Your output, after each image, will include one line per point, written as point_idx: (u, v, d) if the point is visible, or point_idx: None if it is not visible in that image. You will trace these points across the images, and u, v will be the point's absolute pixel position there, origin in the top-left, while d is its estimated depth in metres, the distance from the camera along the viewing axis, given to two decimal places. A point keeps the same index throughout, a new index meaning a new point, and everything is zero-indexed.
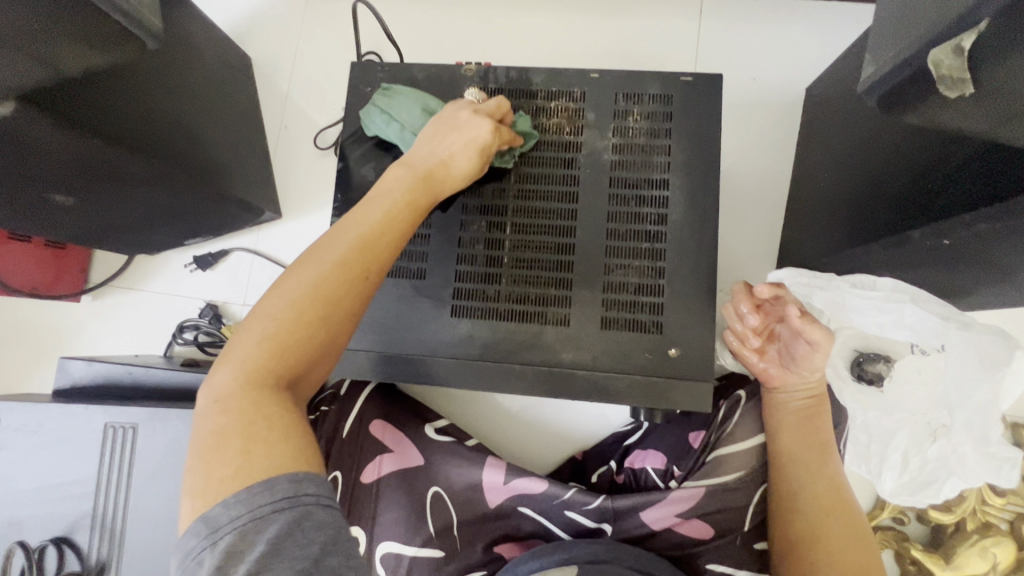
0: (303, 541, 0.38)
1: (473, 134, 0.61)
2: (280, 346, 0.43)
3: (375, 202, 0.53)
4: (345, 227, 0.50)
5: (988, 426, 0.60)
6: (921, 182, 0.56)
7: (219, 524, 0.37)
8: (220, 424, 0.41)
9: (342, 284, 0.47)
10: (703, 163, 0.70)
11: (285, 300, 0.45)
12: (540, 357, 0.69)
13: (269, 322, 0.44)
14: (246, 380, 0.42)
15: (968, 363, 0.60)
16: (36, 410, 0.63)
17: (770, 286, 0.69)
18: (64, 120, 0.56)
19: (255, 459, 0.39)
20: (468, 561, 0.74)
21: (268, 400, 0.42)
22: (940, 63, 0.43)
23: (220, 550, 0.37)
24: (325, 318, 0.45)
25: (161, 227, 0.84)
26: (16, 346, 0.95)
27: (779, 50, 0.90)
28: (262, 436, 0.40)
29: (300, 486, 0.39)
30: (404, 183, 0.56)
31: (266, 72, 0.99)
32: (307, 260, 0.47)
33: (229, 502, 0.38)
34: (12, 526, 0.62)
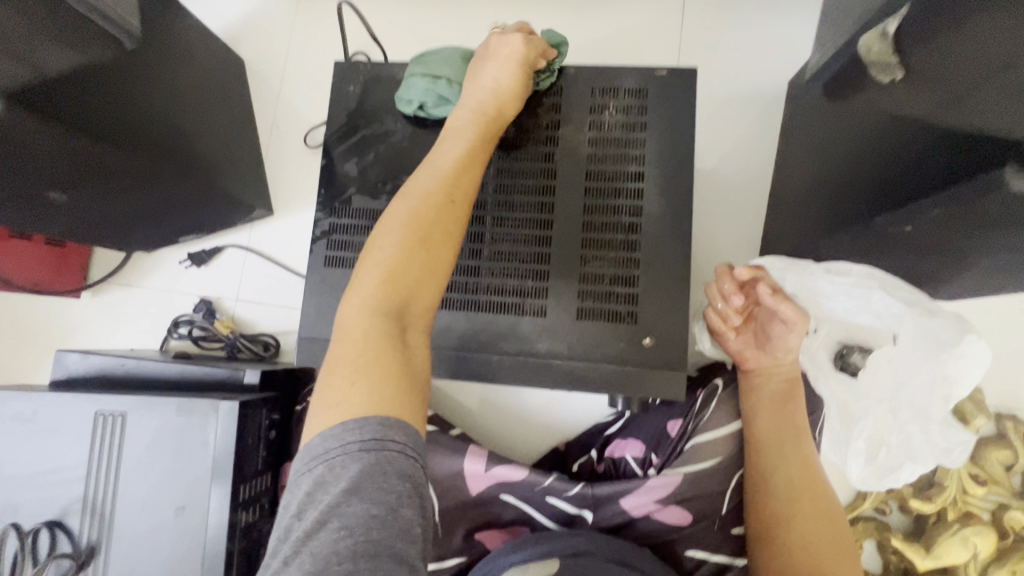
0: (383, 485, 0.40)
1: (508, 50, 0.62)
2: (387, 281, 0.48)
3: (446, 142, 0.57)
4: (422, 175, 0.55)
5: (931, 406, 0.65)
6: (886, 170, 0.56)
7: (317, 452, 0.42)
8: (340, 351, 0.46)
9: (427, 224, 0.51)
10: (678, 154, 0.71)
11: (393, 237, 0.50)
12: (517, 348, 0.70)
13: (377, 265, 0.49)
14: (367, 314, 0.47)
15: (917, 345, 0.64)
16: (31, 398, 0.66)
17: (750, 268, 0.68)
18: (53, 117, 0.59)
19: (357, 388, 0.43)
20: (449, 547, 0.76)
21: (383, 331, 0.46)
22: (872, 47, 0.55)
23: (313, 478, 0.41)
24: (416, 255, 0.50)
25: (153, 224, 0.87)
26: (18, 342, 0.98)
27: (759, 43, 0.91)
28: (371, 365, 0.45)
29: (387, 432, 0.41)
30: (466, 124, 0.59)
31: (257, 73, 1.02)
32: (402, 203, 0.53)
33: (325, 434, 0.42)
34: (8, 509, 0.65)
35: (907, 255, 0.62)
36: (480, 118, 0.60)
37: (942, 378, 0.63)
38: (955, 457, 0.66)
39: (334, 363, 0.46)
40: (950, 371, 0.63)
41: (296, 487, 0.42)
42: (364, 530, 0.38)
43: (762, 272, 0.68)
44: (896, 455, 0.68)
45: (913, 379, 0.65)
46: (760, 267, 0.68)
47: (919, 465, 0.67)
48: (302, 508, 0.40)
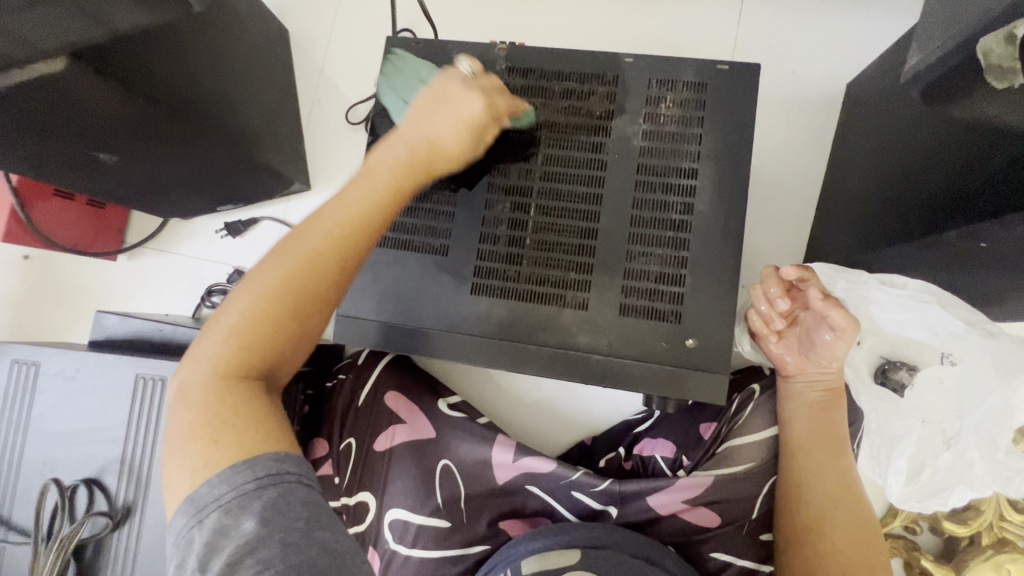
0: (289, 514, 0.41)
1: (461, 108, 0.54)
2: (243, 338, 0.45)
3: (355, 187, 0.50)
4: (322, 215, 0.49)
5: (998, 433, 0.66)
6: (960, 180, 0.54)
7: (203, 504, 0.41)
8: (188, 418, 0.44)
9: (311, 275, 0.47)
10: (734, 153, 0.69)
11: (252, 294, 0.46)
12: (556, 339, 0.70)
13: (234, 318, 0.46)
14: (214, 374, 0.44)
15: (983, 370, 0.66)
16: (73, 357, 0.67)
17: (797, 268, 0.67)
18: (112, 78, 0.59)
19: (220, 449, 0.42)
20: (471, 535, 0.75)
21: (239, 390, 0.44)
22: (992, 51, 0.45)
23: (209, 526, 0.41)
24: (295, 309, 0.46)
25: (195, 190, 0.87)
26: (53, 300, 1.00)
27: (822, 42, 0.87)
28: (231, 426, 0.43)
29: (282, 465, 0.43)
30: (392, 166, 0.51)
31: (302, 45, 1.01)
32: (278, 252, 0.47)
33: (211, 483, 0.41)
34: (47, 465, 0.66)
35: (970, 271, 0.60)
36: (469, 120, 0.54)
37: (1009, 406, 0.66)
38: (1014, 487, 0.68)
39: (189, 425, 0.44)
40: (1017, 400, 0.65)
41: (189, 542, 0.41)
42: (282, 561, 0.39)
43: (809, 273, 0.67)
44: (950, 479, 0.69)
45: (979, 407, 0.67)
46: (808, 269, 0.67)
47: (969, 489, 0.69)
48: (204, 560, 0.40)
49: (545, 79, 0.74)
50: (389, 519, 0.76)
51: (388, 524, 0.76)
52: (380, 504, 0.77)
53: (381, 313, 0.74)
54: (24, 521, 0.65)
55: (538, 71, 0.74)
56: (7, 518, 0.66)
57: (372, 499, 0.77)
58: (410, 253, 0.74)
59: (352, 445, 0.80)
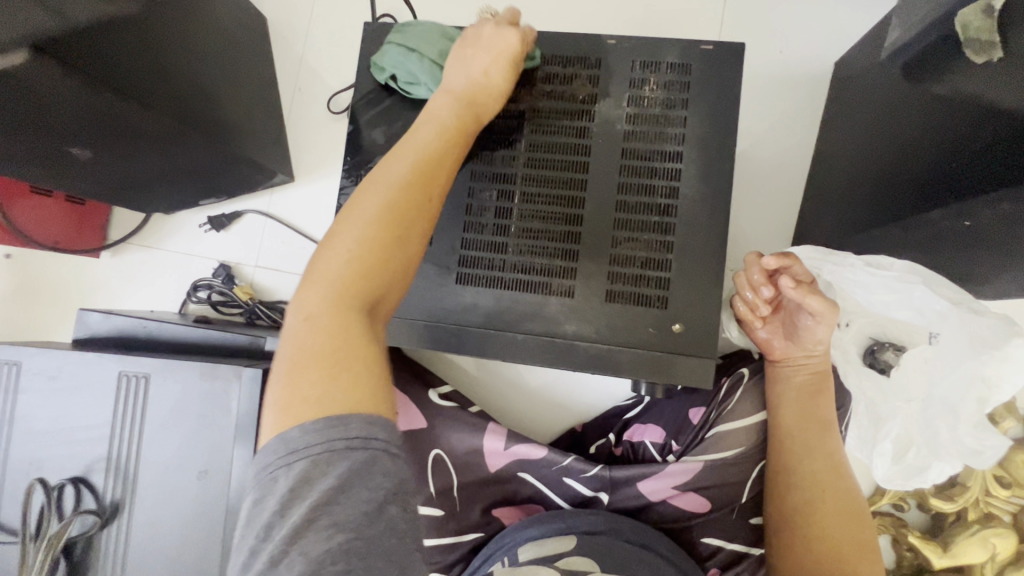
0: (370, 485, 0.38)
1: (500, 44, 0.61)
2: (361, 264, 0.45)
3: (425, 126, 0.55)
4: (404, 150, 0.52)
5: (961, 404, 0.66)
6: (946, 161, 0.54)
7: (293, 446, 0.39)
8: (309, 343, 0.42)
9: (412, 208, 0.48)
10: (719, 135, 0.68)
11: (360, 225, 0.46)
12: (543, 328, 0.69)
13: (347, 245, 0.46)
14: (335, 302, 0.43)
15: (958, 345, 0.64)
16: (55, 356, 0.66)
17: (777, 257, 0.63)
18: (81, 72, 0.57)
19: (338, 387, 0.40)
20: (465, 522, 0.76)
21: (356, 321, 0.43)
22: (969, 24, 0.48)
23: (293, 474, 0.38)
24: (402, 242, 0.47)
25: (175, 184, 0.85)
26: (36, 299, 0.98)
27: (809, 20, 0.86)
28: (349, 363, 0.41)
29: (372, 430, 0.39)
30: (450, 109, 0.57)
31: (280, 33, 0.99)
32: (379, 181, 0.49)
33: (306, 429, 0.39)
34: (34, 465, 0.66)
35: (956, 252, 0.59)
36: (506, 51, 0.61)
37: (981, 380, 0.64)
38: (986, 458, 0.67)
39: (300, 355, 0.42)
40: (989, 373, 0.64)
41: (273, 483, 0.39)
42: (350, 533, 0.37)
43: (790, 260, 0.64)
44: (932, 455, 0.69)
45: (947, 381, 0.66)
46: (789, 254, 0.64)
47: (947, 465, 0.69)
48: (284, 505, 0.38)
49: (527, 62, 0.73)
50: None
51: None
52: None
53: None
54: (12, 521, 0.65)
55: None
56: None
57: None
58: None
59: None
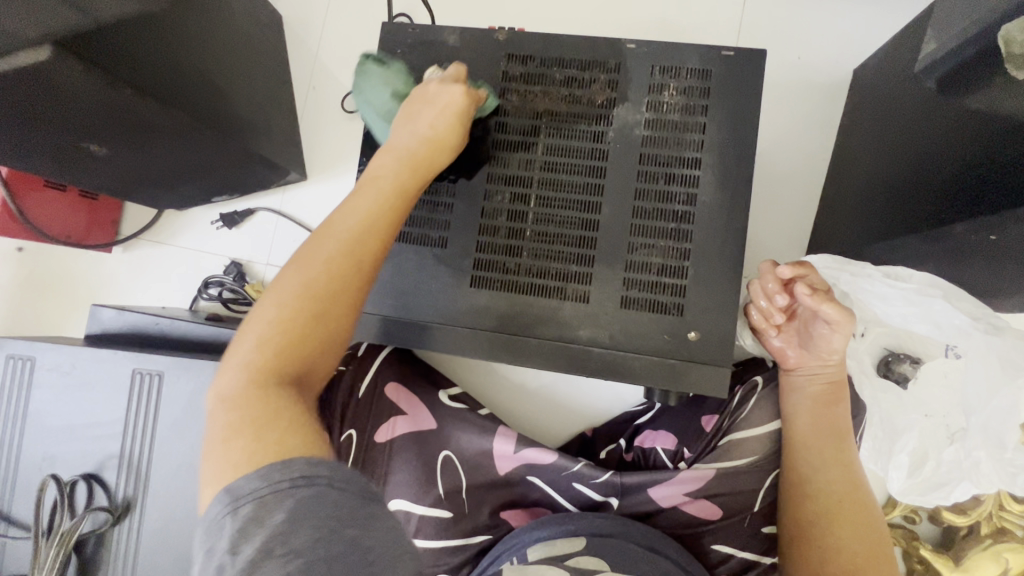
0: (324, 510, 0.38)
1: (447, 102, 0.58)
2: (285, 337, 0.44)
3: (365, 191, 0.53)
4: (341, 214, 0.51)
5: (1004, 433, 0.64)
6: (969, 174, 0.54)
7: (239, 494, 0.38)
8: (230, 419, 0.42)
9: (345, 271, 0.48)
10: (739, 142, 0.68)
11: (286, 298, 0.46)
12: (557, 332, 0.69)
13: (276, 310, 0.45)
14: (253, 379, 0.43)
15: (990, 368, 0.63)
16: (69, 352, 0.66)
17: (793, 266, 0.63)
18: (101, 67, 0.57)
19: (267, 441, 0.40)
20: (474, 524, 0.76)
21: (275, 395, 0.42)
22: (1012, 39, 0.42)
23: (241, 516, 0.37)
24: (330, 309, 0.46)
25: (189, 181, 0.85)
26: (47, 293, 0.99)
27: (829, 26, 0.85)
28: (263, 424, 0.41)
29: (314, 468, 0.39)
30: (393, 169, 0.55)
31: (295, 30, 0.98)
32: (309, 249, 0.48)
33: (251, 476, 0.39)
34: (47, 460, 0.66)
35: (977, 265, 0.59)
36: (454, 104, 0.58)
37: (1021, 407, 0.63)
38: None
39: (233, 426, 0.42)
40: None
41: (221, 529, 0.38)
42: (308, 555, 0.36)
43: (806, 269, 0.63)
44: (950, 472, 0.69)
45: (986, 406, 0.64)
46: (805, 263, 0.64)
47: (970, 484, 0.68)
48: (234, 544, 0.37)
49: (545, 66, 0.72)
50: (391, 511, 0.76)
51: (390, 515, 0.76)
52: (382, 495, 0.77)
53: (378, 306, 0.74)
54: (24, 516, 0.65)
55: (538, 58, 0.73)
56: (7, 513, 0.66)
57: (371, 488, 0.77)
58: (408, 246, 0.73)
59: (352, 436, 0.78)
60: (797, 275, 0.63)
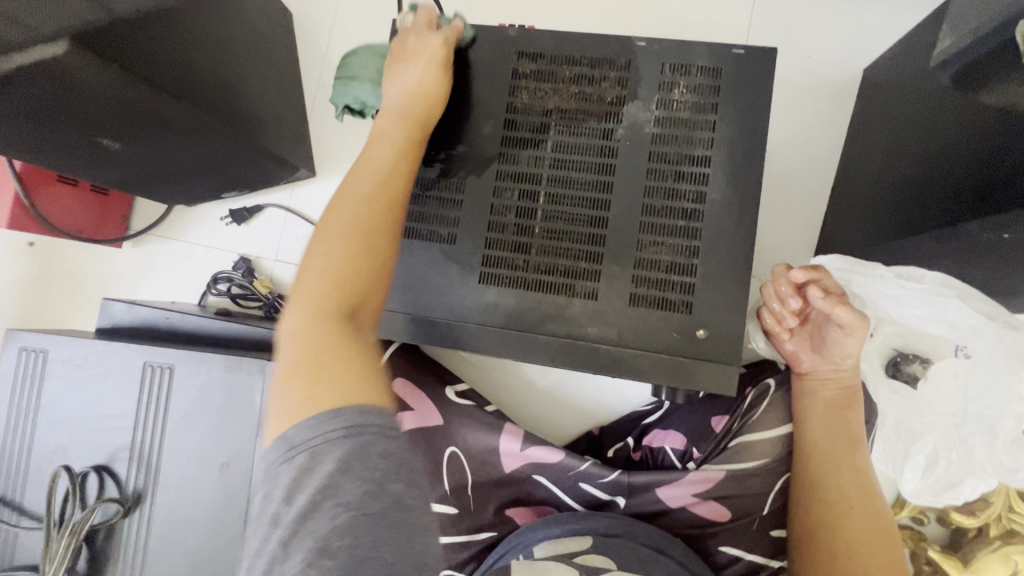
0: (371, 465, 0.40)
1: (428, 54, 0.63)
2: (335, 282, 0.47)
3: (376, 145, 0.58)
4: (358, 172, 0.55)
5: (1000, 424, 0.62)
6: (981, 173, 0.53)
7: (295, 443, 0.41)
8: (294, 355, 0.44)
9: (372, 221, 0.51)
10: (749, 141, 0.68)
11: (332, 244, 0.49)
12: (565, 330, 0.69)
13: (325, 260, 0.48)
14: (315, 312, 0.46)
15: (996, 358, 0.61)
16: (81, 344, 0.66)
17: (807, 270, 0.63)
18: (115, 63, 0.57)
19: (321, 387, 0.43)
20: (480, 521, 0.76)
21: (337, 326, 0.45)
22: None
23: (296, 466, 0.40)
24: (369, 251, 0.49)
25: (200, 177, 0.86)
26: (58, 287, 0.99)
27: (840, 25, 0.85)
28: (328, 365, 0.43)
29: (366, 416, 0.41)
30: (394, 125, 0.60)
31: (305, 28, 0.99)
32: (338, 205, 0.52)
33: (303, 425, 0.41)
34: (58, 452, 0.66)
35: (989, 265, 0.59)
36: (435, 57, 0.64)
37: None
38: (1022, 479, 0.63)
39: (289, 367, 0.44)
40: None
41: (279, 475, 0.41)
42: (360, 514, 0.38)
43: (820, 273, 0.63)
44: (963, 473, 0.68)
45: (983, 399, 0.63)
46: (819, 267, 0.64)
47: (981, 483, 0.68)
48: (290, 492, 0.40)
49: (556, 64, 0.72)
50: None
51: None
52: None
53: (387, 302, 0.74)
54: (36, 507, 0.66)
55: (549, 56, 0.73)
56: (19, 504, 0.66)
57: None
58: (417, 242, 0.73)
59: None
60: (811, 278, 0.63)
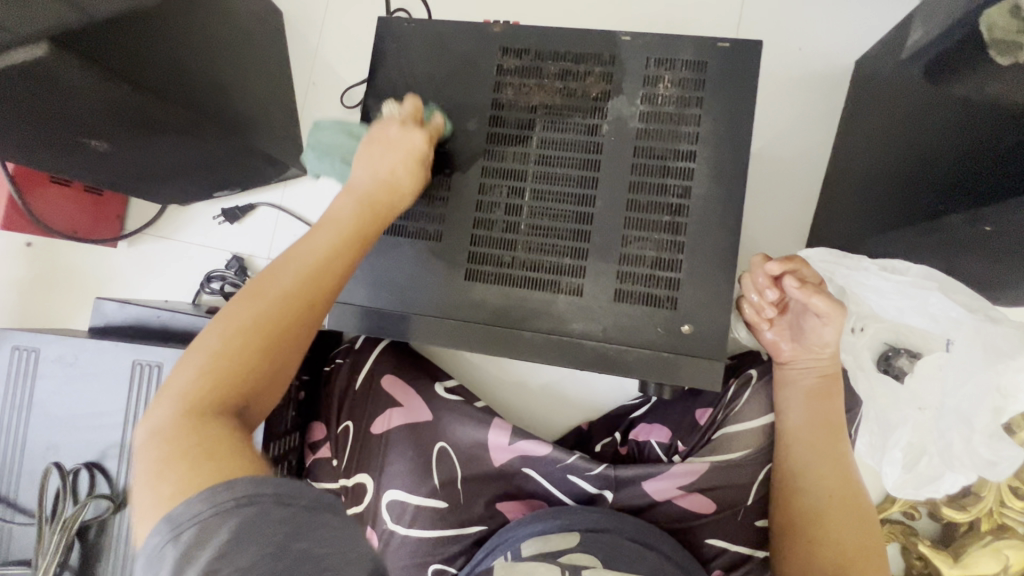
0: (266, 530, 0.37)
1: (406, 142, 0.63)
2: (229, 369, 0.46)
3: (319, 231, 0.56)
4: (287, 263, 0.53)
5: (975, 413, 0.65)
6: (964, 165, 0.53)
7: (182, 521, 0.37)
8: (168, 448, 0.42)
9: (288, 321, 0.50)
10: (735, 134, 0.67)
11: (217, 335, 0.47)
12: (550, 326, 0.69)
13: (205, 357, 0.47)
14: (184, 408, 0.43)
15: (974, 351, 0.63)
16: (72, 343, 0.67)
17: (782, 261, 0.64)
18: (98, 63, 0.58)
19: (207, 470, 0.40)
20: (468, 516, 0.76)
21: (208, 424, 0.43)
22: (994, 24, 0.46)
23: (183, 543, 0.36)
24: (272, 354, 0.48)
25: (191, 177, 0.86)
26: (55, 286, 1.01)
27: (830, 17, 0.84)
28: (206, 449, 0.41)
29: (259, 485, 0.38)
30: (351, 213, 0.58)
31: (295, 27, 0.99)
32: (256, 298, 0.50)
33: (184, 507, 0.38)
34: (50, 449, 0.67)
35: (976, 258, 0.58)
36: (416, 149, 0.63)
37: (997, 390, 0.64)
38: (1002, 471, 0.66)
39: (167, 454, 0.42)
40: (1008, 384, 0.63)
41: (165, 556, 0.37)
42: (253, 571, 0.35)
43: (795, 263, 0.64)
44: (939, 464, 0.68)
45: (960, 391, 0.65)
46: (795, 257, 0.64)
47: (961, 475, 0.68)
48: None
49: (541, 59, 0.72)
50: (387, 500, 0.77)
51: (385, 505, 0.77)
52: (379, 484, 0.78)
53: (375, 299, 0.74)
54: (29, 503, 0.67)
55: (534, 51, 0.72)
56: (13, 500, 0.68)
57: (369, 479, 0.79)
58: (403, 240, 0.74)
59: (349, 427, 0.81)
60: (784, 269, 0.63)
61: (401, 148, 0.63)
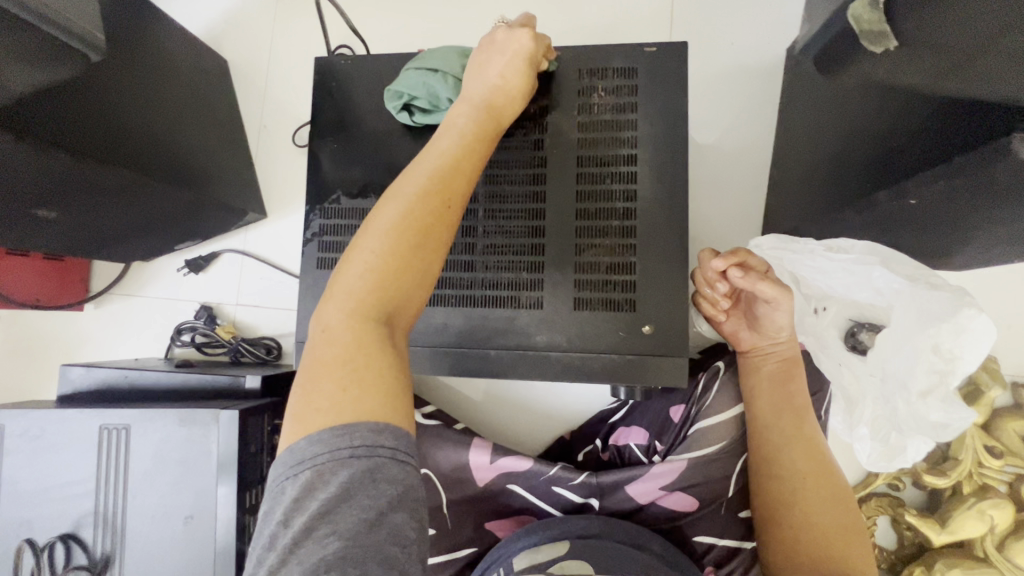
0: (373, 493, 0.37)
1: (515, 46, 0.60)
2: (380, 276, 0.43)
3: (445, 134, 0.53)
4: (419, 163, 0.50)
5: (918, 378, 0.59)
6: (888, 147, 0.57)
7: (301, 458, 0.38)
8: (332, 352, 0.41)
9: (428, 213, 0.46)
10: (671, 135, 0.69)
11: (377, 234, 0.45)
12: (514, 341, 0.70)
13: (368, 255, 0.44)
14: (354, 314, 0.42)
15: (907, 318, 0.60)
16: (36, 415, 0.66)
17: (726, 258, 0.63)
18: (34, 138, 0.58)
19: (353, 394, 0.40)
20: (458, 539, 0.77)
21: (372, 329, 0.42)
22: (860, 17, 0.46)
23: (300, 483, 0.37)
24: (419, 250, 0.45)
25: (150, 234, 0.87)
26: (25, 358, 1.00)
27: (756, 10, 0.87)
28: (360, 366, 0.40)
29: (379, 437, 0.38)
30: (471, 117, 0.55)
31: (242, 74, 1.00)
32: (392, 198, 0.47)
33: (313, 439, 0.38)
34: (22, 525, 0.66)
35: (912, 228, 0.60)
36: (523, 50, 0.60)
37: (936, 352, 0.58)
38: (953, 432, 0.60)
39: (325, 362, 0.41)
40: (947, 346, 0.57)
41: (282, 491, 0.38)
42: (353, 537, 0.35)
43: (740, 255, 0.63)
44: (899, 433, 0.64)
45: (897, 350, 0.61)
46: (738, 249, 0.63)
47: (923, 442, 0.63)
48: (288, 516, 0.37)
49: None
50: None
51: None
52: None
53: None
54: None
55: None
56: None
57: None
58: None
59: None
60: (729, 263, 0.62)
61: (516, 50, 0.59)
